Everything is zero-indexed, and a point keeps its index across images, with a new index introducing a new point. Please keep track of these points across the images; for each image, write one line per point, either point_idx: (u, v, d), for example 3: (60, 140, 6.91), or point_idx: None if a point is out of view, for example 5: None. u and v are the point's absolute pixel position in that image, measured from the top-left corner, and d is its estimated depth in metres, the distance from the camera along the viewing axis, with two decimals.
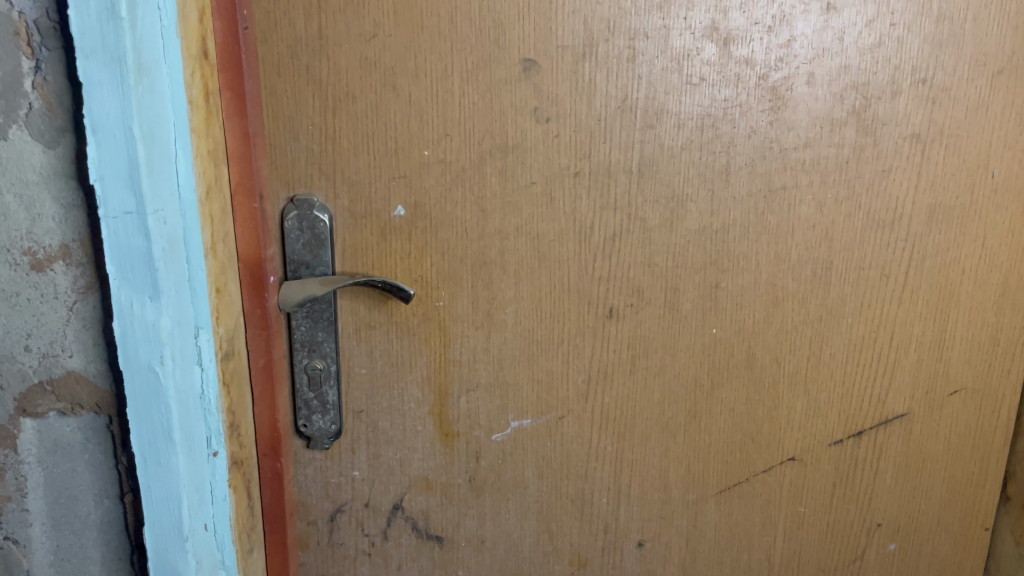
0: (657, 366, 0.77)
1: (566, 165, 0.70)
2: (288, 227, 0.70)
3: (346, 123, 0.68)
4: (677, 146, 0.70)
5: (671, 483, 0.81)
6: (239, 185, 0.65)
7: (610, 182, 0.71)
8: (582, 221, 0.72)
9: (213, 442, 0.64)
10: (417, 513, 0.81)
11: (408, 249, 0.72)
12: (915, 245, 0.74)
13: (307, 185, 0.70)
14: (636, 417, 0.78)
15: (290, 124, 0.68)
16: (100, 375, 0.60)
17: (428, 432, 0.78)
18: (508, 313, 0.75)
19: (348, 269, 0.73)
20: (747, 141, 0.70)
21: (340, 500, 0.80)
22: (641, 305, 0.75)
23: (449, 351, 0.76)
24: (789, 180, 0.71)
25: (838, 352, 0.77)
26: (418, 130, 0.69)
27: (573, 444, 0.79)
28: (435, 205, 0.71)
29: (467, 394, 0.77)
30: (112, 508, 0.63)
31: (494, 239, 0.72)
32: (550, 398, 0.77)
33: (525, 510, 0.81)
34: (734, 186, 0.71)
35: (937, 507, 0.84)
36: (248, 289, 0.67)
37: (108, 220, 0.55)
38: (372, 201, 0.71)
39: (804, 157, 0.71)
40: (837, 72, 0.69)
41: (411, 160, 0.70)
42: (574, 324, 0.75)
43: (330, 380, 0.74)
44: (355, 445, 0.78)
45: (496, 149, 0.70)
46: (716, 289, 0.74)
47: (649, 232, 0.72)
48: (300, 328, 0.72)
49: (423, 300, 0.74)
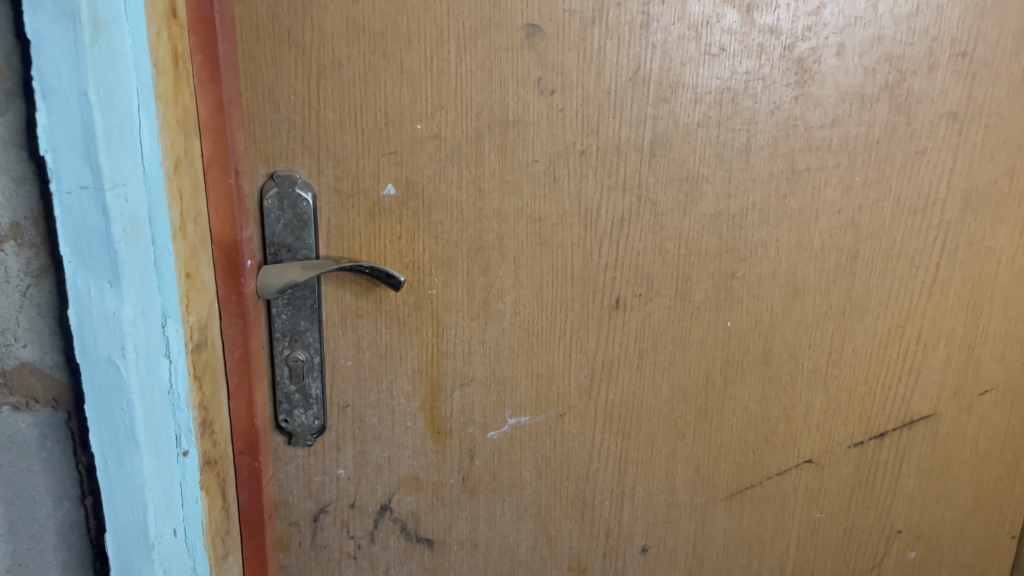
0: (666, 362, 0.71)
1: (572, 142, 0.65)
2: (268, 206, 0.64)
3: (331, 92, 0.63)
4: (693, 123, 0.64)
5: (678, 485, 0.75)
6: (214, 158, 0.60)
7: (619, 161, 0.65)
8: (588, 203, 0.66)
9: (182, 441, 0.60)
10: (406, 514, 0.76)
11: (399, 232, 0.67)
12: (949, 233, 0.68)
13: (289, 161, 0.64)
14: (643, 415, 0.72)
15: (270, 93, 0.62)
16: (57, 366, 0.55)
17: (418, 429, 0.73)
18: (507, 303, 0.69)
19: (333, 253, 0.67)
20: (770, 118, 0.64)
21: (323, 500, 0.75)
22: (650, 295, 0.69)
23: (442, 342, 0.70)
24: (813, 161, 0.65)
25: (862, 348, 0.71)
26: (410, 102, 0.63)
27: (573, 443, 0.73)
28: (428, 184, 0.65)
29: (460, 389, 0.72)
30: (72, 510, 0.59)
31: (492, 222, 0.67)
32: (551, 394, 0.72)
33: (522, 512, 0.76)
34: (754, 167, 0.65)
35: (962, 514, 0.78)
36: (223, 274, 0.62)
37: (61, 196, 0.51)
38: (359, 178, 0.65)
39: (831, 137, 0.65)
40: (869, 43, 0.63)
41: (403, 134, 0.64)
42: (577, 315, 0.69)
43: (313, 373, 0.69)
44: (341, 441, 0.73)
45: (495, 123, 0.64)
46: (732, 279, 0.68)
47: (660, 216, 0.66)
48: (280, 316, 0.67)
49: (415, 287, 0.68)
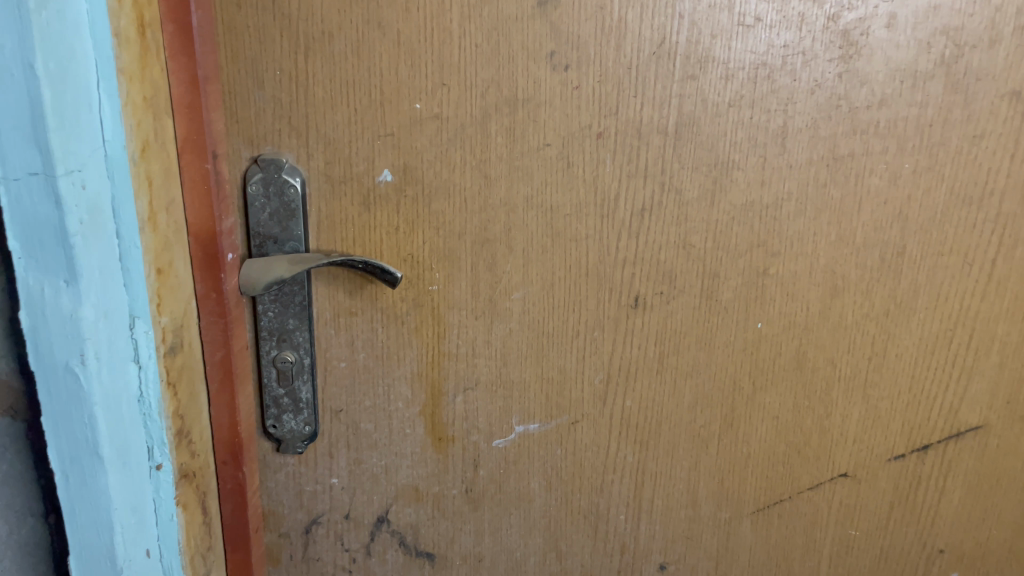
0: (689, 366, 0.64)
1: (588, 124, 0.58)
2: (252, 194, 0.58)
3: (320, 66, 0.56)
4: (723, 103, 0.57)
5: (700, 498, 0.69)
6: (187, 140, 0.54)
7: (640, 145, 0.58)
8: (605, 192, 0.60)
9: (155, 454, 0.54)
10: (405, 527, 0.70)
11: (396, 223, 0.60)
12: (1007, 227, 0.62)
13: (275, 143, 0.58)
14: (663, 424, 0.66)
15: (253, 68, 0.56)
16: (12, 371, 0.50)
17: (418, 436, 0.67)
18: (515, 301, 0.63)
19: (324, 245, 0.61)
20: (810, 98, 0.57)
21: (316, 511, 0.69)
22: (673, 294, 0.62)
23: (443, 343, 0.64)
24: (857, 146, 0.59)
25: (906, 352, 0.64)
26: (408, 78, 0.57)
27: (587, 453, 0.67)
28: (428, 170, 0.59)
29: (463, 394, 0.66)
30: (36, 527, 0.53)
31: (499, 212, 0.60)
32: (562, 400, 0.66)
33: (530, 525, 0.70)
34: (791, 152, 0.59)
35: (1012, 533, 0.71)
36: (200, 269, 0.56)
37: (9, 182, 0.45)
38: (353, 162, 0.59)
39: (878, 118, 0.58)
40: (925, 13, 0.55)
41: (400, 114, 0.58)
42: (592, 314, 0.63)
43: (303, 375, 0.63)
44: (334, 449, 0.67)
45: (503, 102, 0.57)
46: (763, 276, 0.62)
47: (685, 206, 0.60)
48: (267, 314, 0.61)
49: (414, 283, 0.62)
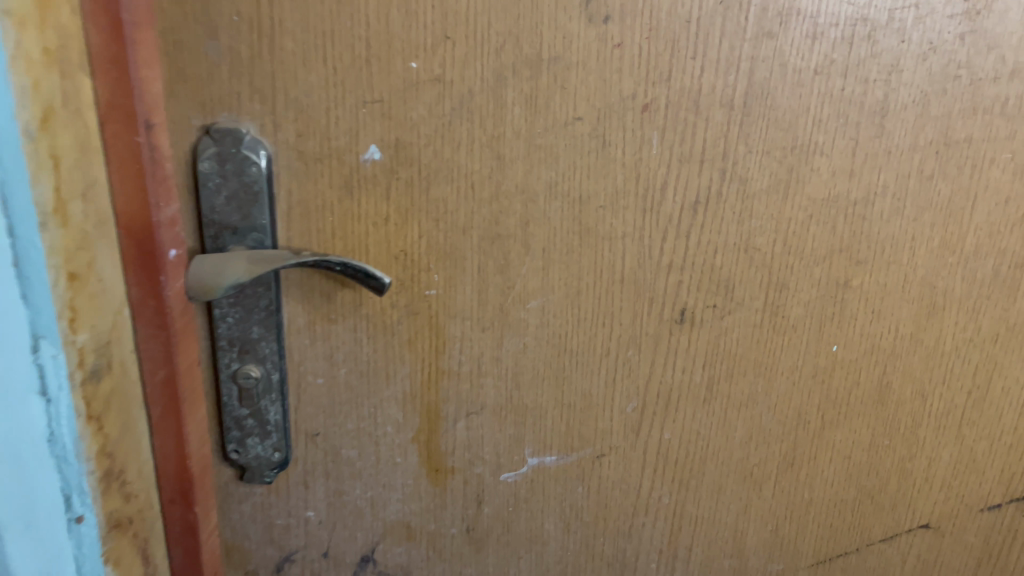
0: (743, 397, 0.54)
1: (631, 92, 0.45)
2: (203, 173, 0.45)
3: (288, 10, 0.43)
4: (809, 69, 0.45)
5: (748, 548, 0.59)
6: (111, 106, 0.41)
7: (696, 122, 0.46)
8: (648, 180, 0.47)
9: (74, 504, 0.43)
10: (394, 568, 0.59)
11: (385, 212, 0.48)
12: None
13: (231, 108, 0.45)
14: (708, 462, 0.56)
15: (204, 10, 0.43)
16: None
17: (410, 466, 0.55)
18: (531, 310, 0.51)
19: (297, 237, 0.48)
20: (919, 66, 0.45)
21: (288, 547, 0.57)
22: (728, 308, 0.51)
23: (443, 359, 0.52)
24: (977, 127, 0.47)
25: (1016, 385, 0.56)
26: (403, 29, 0.44)
27: (614, 492, 0.56)
28: (426, 148, 0.46)
29: (466, 419, 0.54)
30: None
31: (515, 201, 0.48)
32: (587, 430, 0.54)
33: (543, 570, 0.59)
34: (891, 135, 0.47)
35: None
36: (133, 269, 0.44)
37: None
38: (331, 134, 0.46)
39: (1009, 93, 0.47)
40: None
41: (391, 76, 0.45)
42: (626, 330, 0.51)
43: (270, 395, 0.51)
44: (309, 478, 0.55)
45: (523, 63, 0.45)
46: (844, 289, 0.51)
47: (750, 199, 0.48)
48: (224, 321, 0.48)
49: (407, 286, 0.50)
